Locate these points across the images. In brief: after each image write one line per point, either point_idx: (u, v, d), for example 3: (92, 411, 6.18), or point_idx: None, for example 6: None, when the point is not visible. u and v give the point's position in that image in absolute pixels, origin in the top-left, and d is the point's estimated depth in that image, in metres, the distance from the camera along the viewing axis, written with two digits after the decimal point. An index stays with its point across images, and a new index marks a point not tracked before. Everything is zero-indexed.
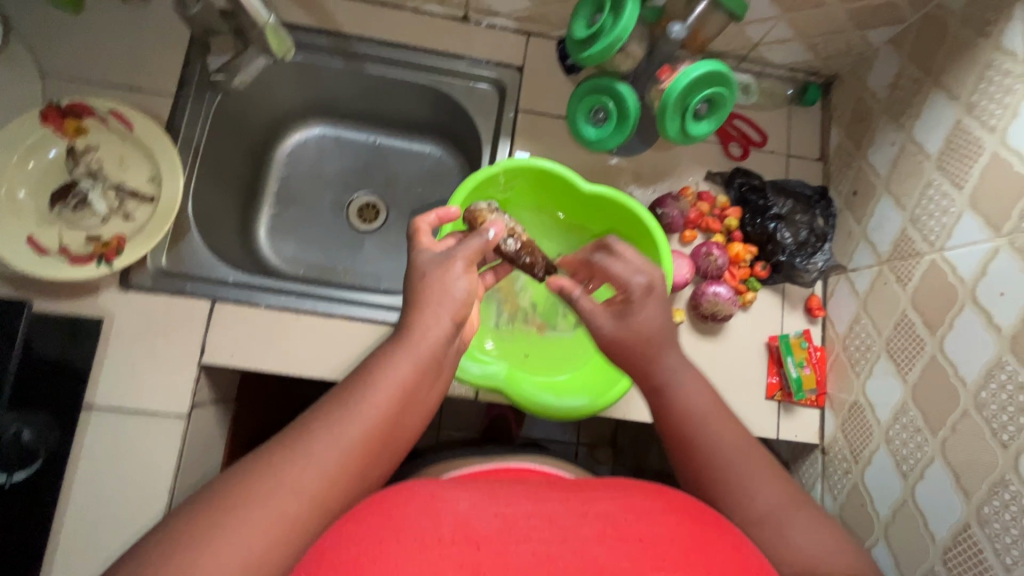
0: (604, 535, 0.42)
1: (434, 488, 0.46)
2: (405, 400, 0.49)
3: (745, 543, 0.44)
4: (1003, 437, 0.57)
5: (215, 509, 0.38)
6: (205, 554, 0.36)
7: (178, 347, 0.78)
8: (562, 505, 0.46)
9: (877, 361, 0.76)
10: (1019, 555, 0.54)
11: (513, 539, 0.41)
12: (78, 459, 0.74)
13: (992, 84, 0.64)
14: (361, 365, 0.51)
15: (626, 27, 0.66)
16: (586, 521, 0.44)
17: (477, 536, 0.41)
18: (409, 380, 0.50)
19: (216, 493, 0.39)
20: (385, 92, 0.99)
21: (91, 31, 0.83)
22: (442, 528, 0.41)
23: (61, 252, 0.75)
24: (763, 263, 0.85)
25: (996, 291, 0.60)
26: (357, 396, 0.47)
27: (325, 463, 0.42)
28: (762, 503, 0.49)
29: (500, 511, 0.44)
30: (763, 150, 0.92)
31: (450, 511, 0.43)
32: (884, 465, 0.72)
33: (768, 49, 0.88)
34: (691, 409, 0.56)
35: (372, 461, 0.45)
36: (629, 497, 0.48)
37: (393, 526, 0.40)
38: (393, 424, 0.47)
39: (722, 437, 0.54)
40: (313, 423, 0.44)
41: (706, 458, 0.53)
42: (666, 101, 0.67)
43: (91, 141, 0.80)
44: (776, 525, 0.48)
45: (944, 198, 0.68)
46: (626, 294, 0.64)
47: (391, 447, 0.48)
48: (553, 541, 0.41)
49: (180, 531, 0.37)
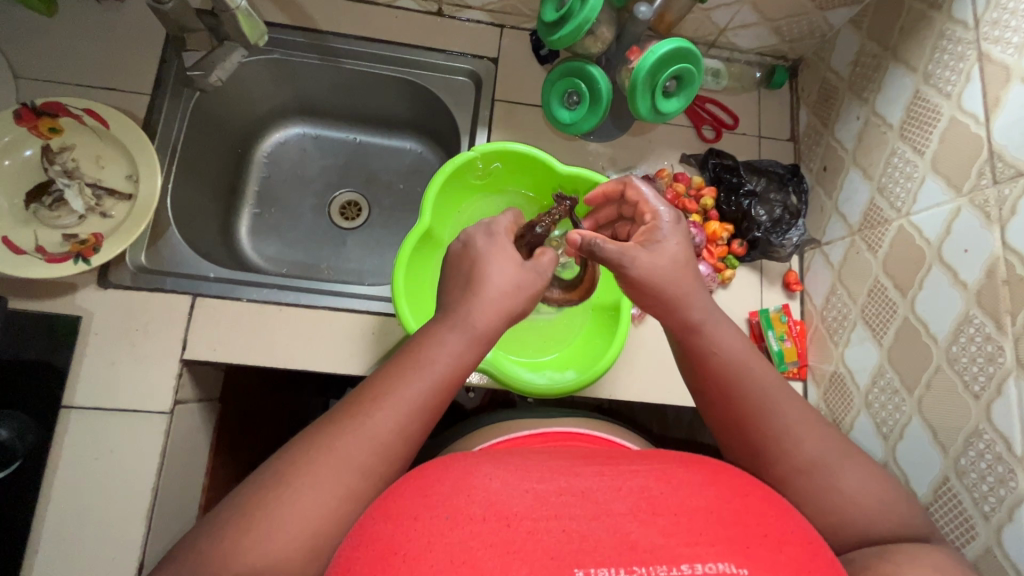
0: (637, 511, 0.41)
1: (468, 465, 0.45)
2: (436, 377, 0.51)
3: (795, 513, 0.43)
4: (975, 388, 0.59)
5: (279, 485, 0.44)
6: (274, 524, 0.42)
7: (159, 344, 0.78)
8: (597, 479, 0.44)
9: (854, 328, 0.77)
10: (996, 502, 0.56)
11: (544, 516, 0.40)
12: (58, 458, 0.73)
13: (946, 52, 0.66)
14: (403, 352, 0.53)
15: (593, 7, 0.68)
16: (620, 496, 0.42)
17: (508, 513, 0.40)
18: (446, 367, 0.52)
19: (284, 469, 0.45)
20: (364, 89, 1.00)
21: (65, 31, 0.83)
22: (473, 506, 0.40)
23: (37, 251, 0.74)
24: (740, 241, 0.86)
25: (961, 249, 0.62)
26: (395, 376, 0.51)
27: (368, 435, 0.47)
28: (811, 455, 0.51)
29: (533, 487, 0.43)
30: (736, 132, 0.94)
31: (481, 488, 0.42)
32: (865, 430, 0.73)
33: (735, 34, 0.90)
34: (734, 355, 0.56)
35: (406, 428, 0.49)
36: (668, 468, 0.46)
37: (426, 504, 0.40)
38: (427, 397, 0.51)
39: (769, 402, 0.54)
40: (360, 409, 0.49)
41: (756, 426, 0.53)
42: (636, 78, 0.69)
43: (66, 141, 0.79)
44: (823, 475, 0.50)
45: (908, 164, 0.71)
46: (658, 219, 0.61)
47: (428, 418, 0.51)
48: (585, 517, 0.40)
49: (253, 502, 0.43)
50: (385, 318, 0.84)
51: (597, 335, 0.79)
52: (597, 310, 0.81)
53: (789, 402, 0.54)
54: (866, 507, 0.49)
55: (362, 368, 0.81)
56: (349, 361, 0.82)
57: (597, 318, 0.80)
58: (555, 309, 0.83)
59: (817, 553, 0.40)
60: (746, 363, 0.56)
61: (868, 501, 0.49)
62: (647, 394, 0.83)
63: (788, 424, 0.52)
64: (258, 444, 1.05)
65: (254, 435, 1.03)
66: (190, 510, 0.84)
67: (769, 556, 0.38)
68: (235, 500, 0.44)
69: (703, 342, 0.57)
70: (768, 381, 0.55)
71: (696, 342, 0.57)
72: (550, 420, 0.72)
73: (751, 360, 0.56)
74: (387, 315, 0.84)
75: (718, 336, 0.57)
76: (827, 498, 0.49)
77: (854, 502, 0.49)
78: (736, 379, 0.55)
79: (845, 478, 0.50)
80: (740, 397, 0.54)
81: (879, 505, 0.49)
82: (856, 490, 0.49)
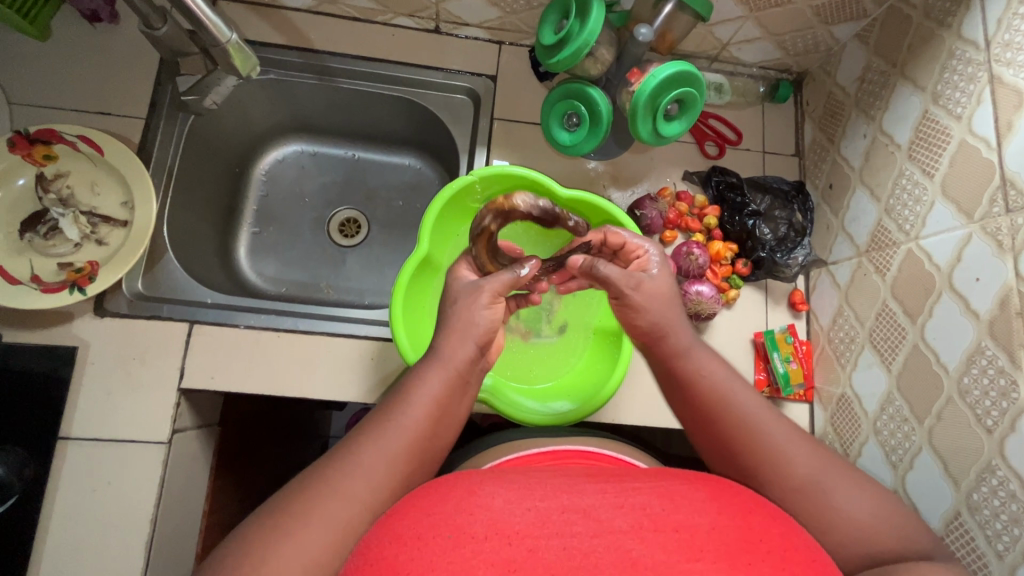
0: (640, 528, 0.40)
1: (472, 483, 0.45)
2: (457, 384, 0.56)
3: (799, 532, 0.42)
4: (988, 422, 0.57)
5: (273, 523, 0.43)
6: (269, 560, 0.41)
7: (157, 373, 0.77)
8: (600, 497, 0.43)
9: (861, 352, 0.76)
10: (1010, 541, 0.55)
11: (546, 534, 0.39)
12: (55, 491, 0.72)
13: (954, 73, 0.65)
14: (396, 387, 0.55)
15: (592, 31, 0.66)
16: (622, 513, 0.41)
17: (510, 532, 0.39)
18: (441, 396, 0.54)
19: (281, 507, 0.45)
20: (362, 107, 0.99)
21: (59, 56, 0.83)
22: (475, 525, 0.39)
23: (33, 281, 0.73)
24: (744, 260, 0.85)
25: (972, 277, 0.60)
26: (390, 410, 0.52)
27: (405, 431, 0.51)
28: (835, 498, 0.48)
29: (535, 505, 0.42)
30: (739, 148, 0.92)
31: (484, 507, 0.41)
32: (873, 457, 0.71)
33: (738, 49, 0.88)
34: (720, 380, 0.56)
35: (437, 431, 0.53)
36: (671, 485, 0.45)
37: (429, 524, 0.40)
38: (452, 401, 0.56)
39: (783, 442, 0.52)
40: (360, 440, 0.50)
41: (775, 470, 0.50)
42: (636, 102, 0.68)
43: (60, 168, 0.79)
44: (839, 515, 0.48)
45: (916, 186, 0.69)
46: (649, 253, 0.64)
47: (434, 442, 0.53)
48: (587, 535, 0.39)
49: (249, 541, 0.42)
50: (384, 343, 0.83)
51: (596, 369, 0.78)
52: (598, 343, 0.80)
53: (778, 421, 0.53)
54: (874, 534, 0.47)
55: (361, 393, 0.81)
56: (347, 387, 0.81)
57: (597, 353, 0.79)
58: (556, 331, 0.83)
59: (818, 570, 0.39)
60: (732, 388, 0.55)
61: (877, 523, 0.47)
62: (652, 418, 0.82)
63: (778, 444, 0.52)
64: (257, 465, 1.04)
65: (253, 458, 1.03)
66: (190, 538, 0.83)
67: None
68: (276, 501, 0.46)
69: (692, 366, 0.57)
70: (779, 428, 0.53)
71: (682, 367, 0.58)
72: (552, 434, 0.68)
73: (735, 385, 0.56)
74: (386, 339, 0.83)
75: (702, 364, 0.57)
76: (826, 522, 0.48)
77: (856, 528, 0.47)
78: (724, 406, 0.54)
79: (842, 500, 0.48)
80: (726, 421, 0.54)
81: (887, 533, 0.47)
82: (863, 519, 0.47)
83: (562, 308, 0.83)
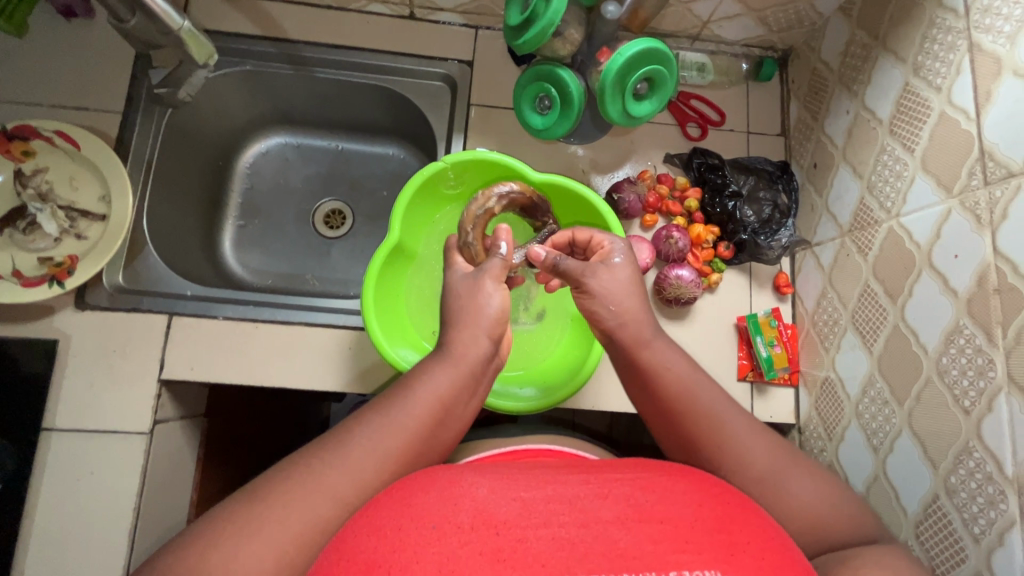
0: (626, 518, 0.39)
1: (452, 474, 0.44)
2: (469, 380, 0.55)
3: (770, 519, 0.42)
4: (965, 403, 0.55)
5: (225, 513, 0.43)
6: (220, 547, 0.41)
7: (137, 364, 0.78)
8: (584, 488, 0.42)
9: (844, 334, 0.74)
10: (986, 524, 0.53)
11: (533, 524, 0.39)
12: (40, 481, 0.73)
13: (936, 42, 0.62)
14: (399, 381, 0.55)
15: (557, 10, 0.65)
16: (608, 503, 0.41)
17: (496, 522, 0.38)
18: (447, 392, 0.53)
19: (239, 495, 0.45)
20: (341, 97, 0.98)
21: (35, 52, 0.83)
22: (460, 515, 0.39)
23: (13, 276, 0.74)
24: (726, 243, 0.83)
25: (950, 254, 0.58)
26: (383, 406, 0.51)
27: (403, 427, 0.50)
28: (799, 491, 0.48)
29: (519, 496, 0.41)
30: (722, 128, 0.90)
31: (468, 497, 0.40)
32: (856, 441, 0.70)
33: (718, 27, 0.86)
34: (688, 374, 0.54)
35: (437, 428, 0.52)
36: (653, 476, 0.45)
37: (410, 514, 0.38)
38: (461, 399, 0.55)
39: (745, 435, 0.51)
40: (351, 433, 0.49)
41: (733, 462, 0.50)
42: (603, 81, 0.66)
43: (39, 164, 0.80)
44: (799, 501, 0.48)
45: (897, 162, 0.67)
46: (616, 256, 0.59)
47: (431, 443, 0.52)
48: (574, 524, 0.38)
49: (205, 532, 0.42)
50: (361, 332, 0.83)
51: (569, 355, 0.78)
52: (575, 330, 0.79)
53: (743, 414, 0.53)
54: (822, 517, 0.47)
55: (338, 382, 0.81)
56: (324, 377, 0.81)
57: (572, 341, 0.79)
58: (533, 319, 0.82)
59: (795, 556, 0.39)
60: (700, 382, 0.54)
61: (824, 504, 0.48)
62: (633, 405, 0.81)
63: (742, 437, 0.51)
64: (247, 457, 1.05)
65: (242, 449, 1.04)
66: (176, 526, 0.84)
67: (755, 564, 0.37)
68: (245, 490, 0.45)
69: (657, 357, 0.55)
70: (741, 421, 0.52)
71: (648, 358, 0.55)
72: (517, 436, 0.66)
73: (701, 379, 0.54)
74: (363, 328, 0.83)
75: (672, 355, 0.56)
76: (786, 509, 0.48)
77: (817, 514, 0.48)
78: (686, 401, 0.53)
79: (795, 484, 0.49)
80: (700, 417, 0.52)
81: (833, 516, 0.48)
82: (805, 498, 0.48)
83: (538, 296, 0.83)
